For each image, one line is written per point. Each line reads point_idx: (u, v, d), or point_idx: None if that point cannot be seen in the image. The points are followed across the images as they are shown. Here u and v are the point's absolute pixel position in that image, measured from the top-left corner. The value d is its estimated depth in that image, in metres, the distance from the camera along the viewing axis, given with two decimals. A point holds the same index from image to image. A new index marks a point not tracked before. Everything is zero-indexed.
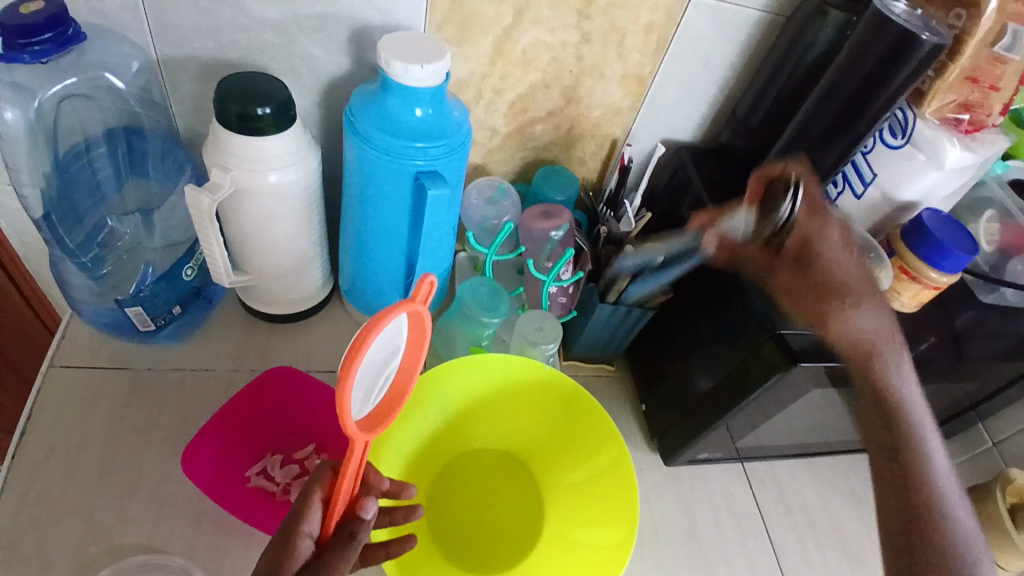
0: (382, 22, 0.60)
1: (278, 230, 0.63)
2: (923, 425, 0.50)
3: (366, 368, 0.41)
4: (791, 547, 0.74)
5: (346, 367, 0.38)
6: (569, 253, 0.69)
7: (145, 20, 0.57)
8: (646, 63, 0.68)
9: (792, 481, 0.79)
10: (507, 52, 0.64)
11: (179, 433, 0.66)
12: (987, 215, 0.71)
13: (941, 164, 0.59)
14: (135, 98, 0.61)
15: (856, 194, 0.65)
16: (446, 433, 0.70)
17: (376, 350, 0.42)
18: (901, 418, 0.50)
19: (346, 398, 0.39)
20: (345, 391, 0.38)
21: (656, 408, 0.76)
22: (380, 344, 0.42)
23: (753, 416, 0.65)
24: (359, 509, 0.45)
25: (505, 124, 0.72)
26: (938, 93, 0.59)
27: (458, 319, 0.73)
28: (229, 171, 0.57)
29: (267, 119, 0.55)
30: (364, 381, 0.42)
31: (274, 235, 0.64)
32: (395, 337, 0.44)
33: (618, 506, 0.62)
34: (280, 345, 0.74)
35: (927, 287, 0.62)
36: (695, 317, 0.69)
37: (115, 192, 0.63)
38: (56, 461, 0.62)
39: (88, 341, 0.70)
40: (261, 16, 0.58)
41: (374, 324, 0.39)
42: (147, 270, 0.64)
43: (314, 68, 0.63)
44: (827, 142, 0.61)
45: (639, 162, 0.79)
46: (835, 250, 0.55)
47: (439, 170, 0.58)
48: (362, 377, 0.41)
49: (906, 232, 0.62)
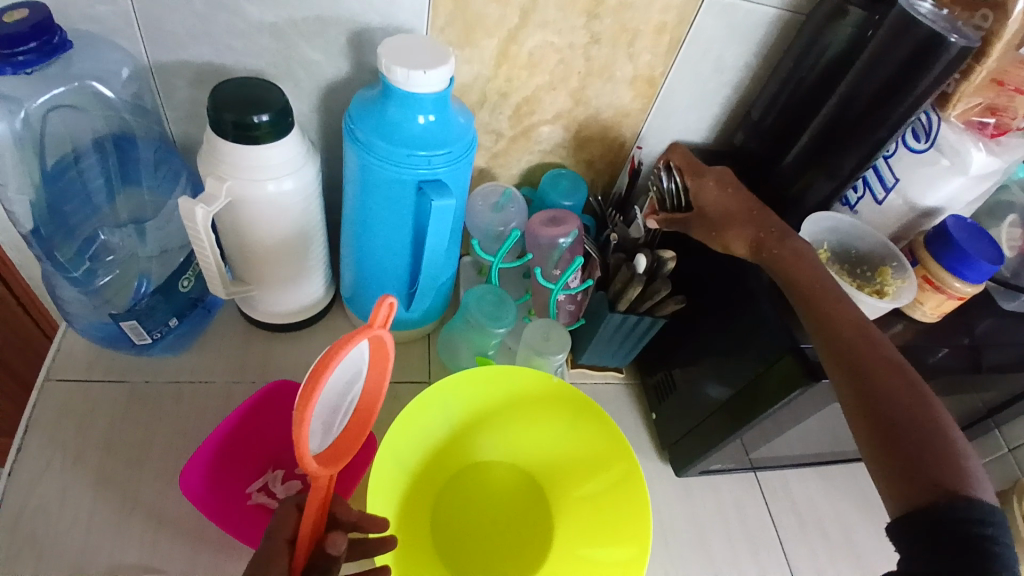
0: (382, 25, 0.58)
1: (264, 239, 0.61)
2: (887, 352, 0.49)
3: (323, 403, 0.42)
4: (805, 559, 0.72)
5: (301, 408, 0.39)
6: (578, 261, 0.67)
7: (137, 25, 0.54)
8: (657, 64, 0.65)
9: (805, 491, 0.77)
10: (513, 55, 0.62)
11: (178, 448, 0.64)
12: (1010, 219, 0.69)
13: (966, 169, 0.57)
14: (128, 107, 0.59)
15: (877, 200, 0.63)
16: (450, 446, 0.68)
17: (332, 384, 0.42)
18: (861, 352, 0.49)
19: (303, 436, 0.40)
20: (303, 432, 0.39)
21: (667, 417, 0.74)
22: (336, 378, 0.43)
23: (767, 430, 0.63)
24: (326, 546, 0.46)
25: (510, 127, 0.69)
26: (963, 97, 0.56)
27: (463, 328, 0.71)
28: (225, 181, 0.55)
29: (265, 127, 0.53)
30: (320, 415, 0.43)
31: (261, 244, 0.61)
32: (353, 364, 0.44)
33: (629, 521, 0.61)
34: (280, 355, 0.72)
35: (951, 298, 0.60)
36: (708, 325, 0.67)
37: (106, 202, 0.61)
38: (52, 477, 0.61)
39: (84, 354, 0.68)
40: (257, 20, 0.56)
41: (329, 359, 0.39)
42: (142, 284, 0.62)
43: (313, 73, 0.61)
44: (847, 147, 0.59)
45: (649, 165, 0.77)
46: (799, 251, 0.57)
47: (442, 179, 0.56)
48: (319, 413, 0.42)
49: (929, 240, 0.60)
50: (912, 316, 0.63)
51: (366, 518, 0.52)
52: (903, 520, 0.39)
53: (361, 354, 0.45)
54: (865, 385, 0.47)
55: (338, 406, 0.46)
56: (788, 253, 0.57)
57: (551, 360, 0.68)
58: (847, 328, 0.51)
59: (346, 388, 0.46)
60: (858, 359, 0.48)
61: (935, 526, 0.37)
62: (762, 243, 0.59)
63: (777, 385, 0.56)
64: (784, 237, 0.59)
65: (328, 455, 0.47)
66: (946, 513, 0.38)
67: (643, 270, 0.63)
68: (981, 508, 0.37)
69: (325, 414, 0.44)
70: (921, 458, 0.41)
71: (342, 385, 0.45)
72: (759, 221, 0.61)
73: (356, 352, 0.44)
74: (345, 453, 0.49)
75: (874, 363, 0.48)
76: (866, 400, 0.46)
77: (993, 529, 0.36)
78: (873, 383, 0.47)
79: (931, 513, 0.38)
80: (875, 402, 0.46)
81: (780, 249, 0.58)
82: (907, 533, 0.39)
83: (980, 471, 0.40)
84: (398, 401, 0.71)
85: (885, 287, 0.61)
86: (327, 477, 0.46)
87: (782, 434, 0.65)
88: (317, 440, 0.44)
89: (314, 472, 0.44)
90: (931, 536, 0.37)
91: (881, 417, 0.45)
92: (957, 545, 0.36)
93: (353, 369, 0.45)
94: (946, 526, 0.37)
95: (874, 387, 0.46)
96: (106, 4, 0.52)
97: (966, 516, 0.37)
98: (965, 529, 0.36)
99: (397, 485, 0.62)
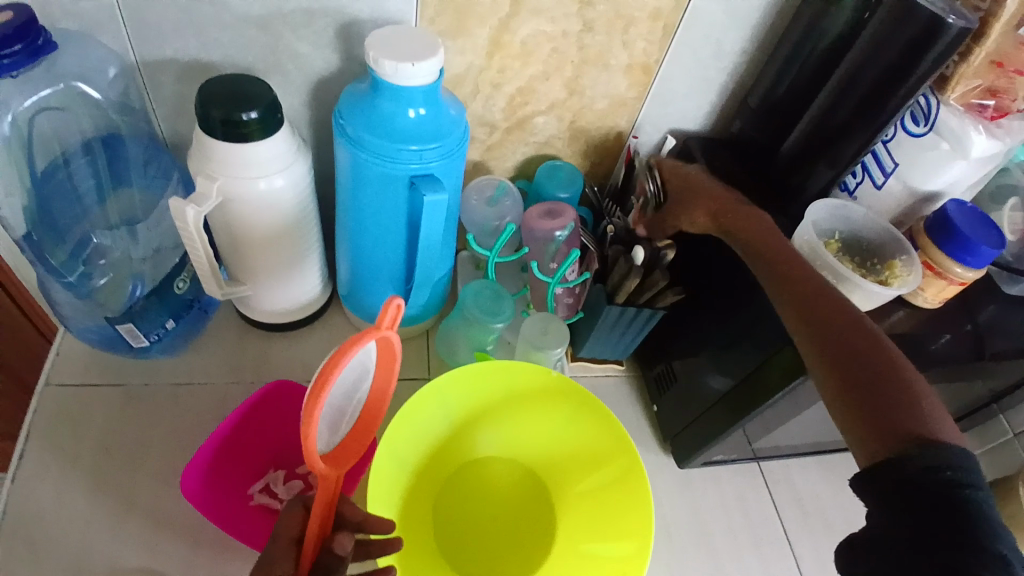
0: (372, 16, 0.57)
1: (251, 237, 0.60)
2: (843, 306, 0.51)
3: (330, 405, 0.43)
4: (808, 549, 0.71)
5: (309, 410, 0.39)
6: (574, 254, 0.66)
7: (122, 21, 0.54)
8: (652, 50, 0.64)
9: (808, 480, 0.77)
10: (506, 44, 0.61)
11: (177, 449, 0.64)
12: (1010, 204, 0.68)
13: (967, 154, 0.56)
14: (114, 107, 0.59)
15: (875, 185, 0.62)
16: (450, 443, 0.67)
17: (339, 385, 0.43)
18: (821, 311, 0.50)
19: (311, 430, 0.40)
20: (310, 434, 0.40)
21: (668, 409, 0.74)
22: (343, 379, 0.43)
23: (770, 420, 0.62)
24: (334, 547, 0.45)
25: (504, 118, 0.69)
26: (963, 78, 0.55)
27: (460, 323, 0.70)
28: (216, 180, 0.54)
29: (254, 123, 0.52)
30: (327, 417, 0.43)
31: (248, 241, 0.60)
32: (362, 360, 0.45)
33: (630, 516, 0.61)
34: (278, 354, 0.72)
35: (953, 284, 0.59)
36: (708, 317, 0.67)
37: (97, 205, 0.61)
38: (51, 481, 0.61)
39: (80, 357, 0.68)
40: (244, 13, 0.55)
41: (340, 353, 0.40)
42: (135, 286, 0.61)
43: (302, 67, 0.60)
44: (845, 132, 0.58)
45: (646, 154, 0.76)
46: (755, 221, 0.60)
47: (435, 174, 0.55)
48: (326, 414, 0.43)
49: (930, 226, 0.59)
50: (914, 303, 0.63)
51: (372, 519, 0.51)
52: (871, 472, 0.42)
53: (369, 356, 0.46)
54: (828, 341, 0.49)
55: (344, 408, 0.47)
56: (742, 222, 0.60)
57: (549, 354, 0.67)
58: (811, 287, 0.52)
59: (352, 389, 0.47)
60: (822, 316, 0.50)
61: (902, 476, 0.39)
62: (721, 211, 0.62)
63: (780, 374, 0.56)
64: (744, 208, 0.61)
65: (334, 457, 0.47)
66: (912, 463, 0.40)
67: (640, 263, 0.63)
68: (948, 456, 0.39)
69: (332, 416, 0.45)
70: (886, 410, 0.44)
71: (348, 386, 0.45)
72: (714, 196, 0.63)
73: (363, 354, 0.44)
74: (351, 454, 0.50)
75: (835, 319, 0.50)
76: (830, 355, 0.48)
77: (960, 474, 0.38)
78: (836, 339, 0.49)
79: (898, 463, 0.40)
80: (839, 357, 0.48)
81: (737, 216, 0.61)
82: (875, 484, 0.41)
83: (939, 418, 0.43)
84: (398, 397, 0.71)
85: (891, 279, 0.59)
86: (334, 476, 0.47)
87: (785, 423, 0.65)
88: (323, 440, 0.45)
89: (321, 473, 0.44)
90: (900, 487, 0.39)
91: (845, 372, 0.47)
92: (927, 495, 0.38)
93: (360, 371, 0.46)
94: (914, 475, 0.39)
95: (837, 342, 0.48)
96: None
97: (933, 464, 0.39)
98: (933, 477, 0.38)
99: (398, 480, 0.62)
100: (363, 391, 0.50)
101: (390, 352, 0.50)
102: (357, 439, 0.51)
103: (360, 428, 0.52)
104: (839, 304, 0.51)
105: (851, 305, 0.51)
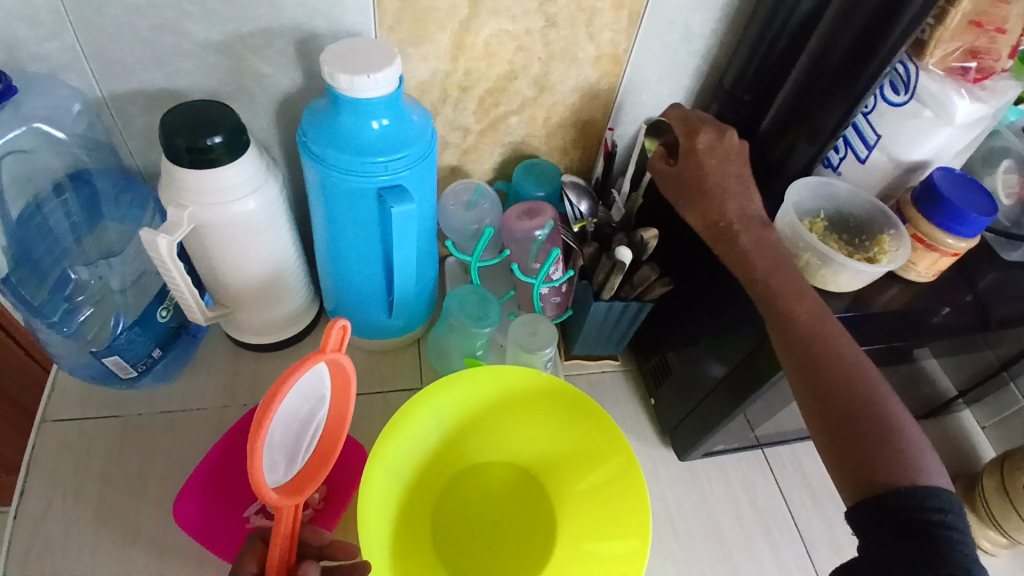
0: (330, 30, 0.56)
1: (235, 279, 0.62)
2: (838, 344, 0.48)
3: (275, 431, 0.45)
4: (820, 534, 0.70)
5: (253, 435, 0.42)
6: (555, 252, 0.65)
7: (86, 59, 0.54)
8: (621, 40, 0.63)
9: (816, 462, 0.75)
10: (469, 46, 0.60)
11: (174, 476, 0.64)
12: (1004, 166, 0.65)
13: (951, 119, 0.54)
14: (79, 143, 0.58)
15: (859, 159, 0.60)
16: (446, 450, 0.67)
17: (285, 411, 0.46)
18: (814, 351, 0.48)
19: (257, 456, 0.42)
20: (256, 457, 0.42)
21: (666, 401, 0.72)
22: (288, 405, 0.46)
23: (771, 402, 0.61)
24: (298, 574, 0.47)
25: (477, 121, 0.68)
26: (940, 43, 0.53)
27: (448, 331, 0.70)
28: (186, 208, 0.54)
29: (219, 148, 0.52)
30: (274, 446, 0.46)
31: (238, 283, 0.62)
32: (313, 381, 0.49)
33: (628, 516, 0.59)
34: (271, 372, 0.72)
35: (945, 255, 0.57)
36: (698, 308, 0.65)
37: (74, 243, 0.61)
38: (55, 518, 0.61)
39: (76, 392, 0.69)
40: (203, 39, 0.54)
41: (280, 385, 0.42)
42: (119, 319, 0.62)
43: (267, 87, 0.59)
44: (827, 106, 0.56)
45: (624, 145, 0.75)
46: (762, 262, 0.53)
47: (404, 183, 0.54)
48: (273, 441, 0.46)
49: (917, 198, 0.57)
50: (907, 278, 0.60)
51: (334, 545, 0.52)
52: (858, 505, 0.42)
53: (315, 379, 0.49)
54: (816, 384, 0.47)
55: (300, 434, 0.51)
56: (752, 241, 0.54)
57: (539, 356, 0.67)
58: (803, 322, 0.49)
59: (303, 416, 0.50)
60: (813, 356, 0.47)
61: (891, 506, 0.40)
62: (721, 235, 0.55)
63: (769, 360, 0.54)
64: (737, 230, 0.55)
65: (292, 486, 0.50)
66: (903, 498, 0.39)
67: (626, 262, 0.61)
68: (939, 495, 0.39)
69: (283, 444, 0.48)
70: (877, 451, 0.42)
71: (297, 411, 0.48)
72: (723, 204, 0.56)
73: (306, 381, 0.47)
74: (312, 480, 0.52)
75: (824, 360, 0.47)
76: (823, 397, 0.46)
77: (949, 515, 0.38)
78: (827, 381, 0.46)
79: (888, 496, 0.40)
80: (828, 402, 0.46)
81: (736, 241, 0.54)
82: (869, 518, 0.41)
83: (930, 458, 0.42)
84: (391, 408, 0.71)
85: (880, 255, 0.57)
86: (291, 504, 0.48)
87: (785, 407, 0.63)
88: (276, 469, 0.48)
89: (277, 501, 0.46)
90: (886, 523, 0.40)
91: (831, 413, 0.45)
92: (916, 531, 0.38)
93: (306, 397, 0.49)
94: (900, 511, 0.39)
95: (829, 390, 0.46)
96: (52, 42, 0.52)
97: (924, 502, 0.39)
98: (921, 516, 0.38)
99: (395, 492, 0.62)
100: (317, 417, 0.53)
101: (342, 377, 0.53)
102: (318, 466, 0.54)
103: (319, 455, 0.54)
104: (833, 345, 0.48)
105: (844, 337, 0.49)
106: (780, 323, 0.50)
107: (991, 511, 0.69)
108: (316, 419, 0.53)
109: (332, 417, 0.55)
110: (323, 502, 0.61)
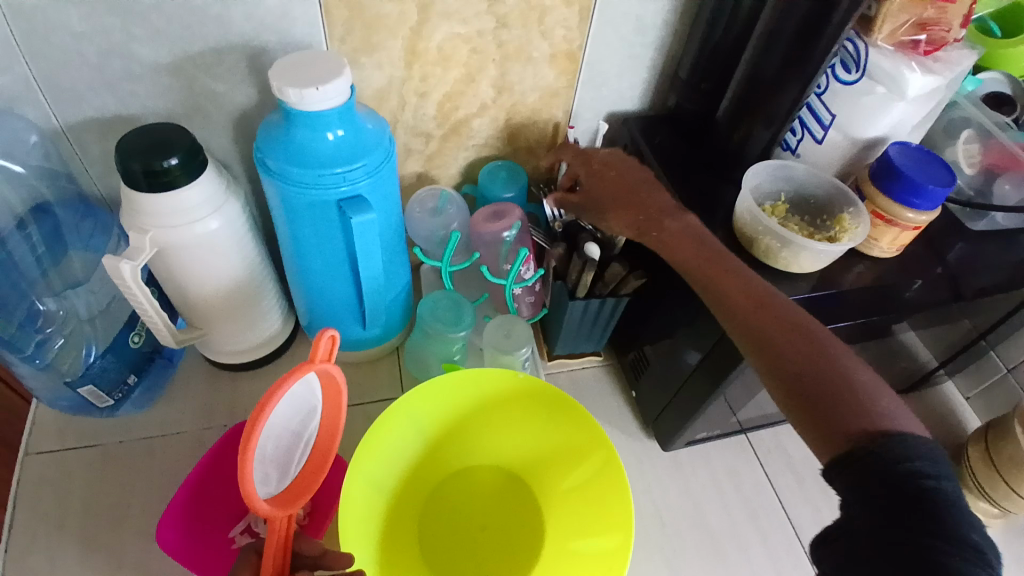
0: (280, 44, 0.56)
1: (201, 301, 0.62)
2: (809, 320, 0.48)
3: (266, 444, 0.45)
4: (807, 516, 0.70)
5: (243, 450, 0.41)
6: (524, 251, 0.65)
7: (40, 89, 0.54)
8: (574, 36, 0.63)
9: (800, 444, 0.75)
10: (423, 52, 0.60)
11: (156, 502, 0.64)
12: (964, 137, 0.65)
13: (904, 94, 0.54)
14: (37, 175, 0.59)
15: (817, 140, 0.60)
16: (428, 458, 0.67)
17: (273, 422, 0.45)
18: (781, 330, 0.47)
19: (247, 471, 0.42)
20: (246, 473, 0.42)
21: (646, 393, 0.73)
22: (280, 416, 0.46)
23: (749, 385, 0.61)
24: None
25: (438, 126, 0.68)
26: (888, 17, 0.52)
27: (425, 339, 0.70)
28: (148, 232, 0.54)
29: (176, 170, 0.51)
30: (266, 458, 0.46)
31: (203, 304, 0.62)
32: (303, 392, 0.49)
33: (611, 511, 0.59)
34: (249, 390, 0.72)
35: (906, 229, 0.57)
36: (668, 301, 0.65)
37: (40, 275, 0.61)
38: (39, 552, 0.60)
39: (54, 424, 0.68)
40: (153, 61, 0.54)
41: (268, 398, 0.42)
42: (91, 349, 0.62)
43: (222, 105, 0.59)
44: (778, 88, 0.56)
45: (587, 141, 0.75)
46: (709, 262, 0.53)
47: (364, 193, 0.54)
48: (265, 454, 0.45)
49: (875, 173, 0.57)
50: (872, 255, 0.60)
51: (328, 555, 0.50)
52: (837, 461, 0.39)
53: (304, 390, 0.49)
54: (780, 357, 0.46)
55: (293, 446, 0.51)
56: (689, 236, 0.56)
57: (517, 357, 0.67)
58: (763, 306, 0.49)
59: (294, 427, 0.50)
60: (769, 331, 0.48)
61: (868, 464, 0.37)
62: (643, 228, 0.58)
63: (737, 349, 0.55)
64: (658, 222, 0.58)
65: (285, 497, 0.50)
66: (874, 452, 0.38)
67: (596, 258, 0.62)
68: (908, 443, 0.37)
69: (275, 456, 0.48)
70: (846, 414, 0.41)
71: (288, 423, 0.49)
72: (644, 204, 0.60)
73: (297, 392, 0.48)
74: (306, 490, 0.52)
75: (784, 334, 0.47)
76: (789, 367, 0.45)
77: (921, 463, 0.36)
78: (791, 357, 0.46)
79: (862, 450, 0.38)
80: (796, 372, 0.45)
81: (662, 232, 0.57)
82: (846, 476, 0.38)
83: (893, 406, 0.41)
84: (371, 420, 0.71)
85: (841, 234, 0.58)
86: (285, 516, 0.48)
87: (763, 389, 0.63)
88: (269, 481, 0.47)
89: (269, 514, 0.46)
90: (865, 474, 0.37)
91: (801, 384, 0.44)
92: (891, 487, 0.36)
93: (297, 410, 0.49)
94: (875, 466, 0.37)
95: (792, 362, 0.45)
96: (5, 74, 0.52)
97: (893, 452, 0.37)
98: (893, 467, 0.36)
99: (379, 504, 0.62)
100: (309, 428, 0.53)
101: (333, 384, 0.53)
102: (311, 475, 0.54)
103: (313, 464, 0.54)
104: (798, 322, 0.48)
105: (791, 305, 0.50)
106: (741, 312, 0.50)
107: (980, 482, 0.69)
108: (308, 431, 0.53)
109: (325, 426, 0.55)
110: (307, 516, 0.61)
